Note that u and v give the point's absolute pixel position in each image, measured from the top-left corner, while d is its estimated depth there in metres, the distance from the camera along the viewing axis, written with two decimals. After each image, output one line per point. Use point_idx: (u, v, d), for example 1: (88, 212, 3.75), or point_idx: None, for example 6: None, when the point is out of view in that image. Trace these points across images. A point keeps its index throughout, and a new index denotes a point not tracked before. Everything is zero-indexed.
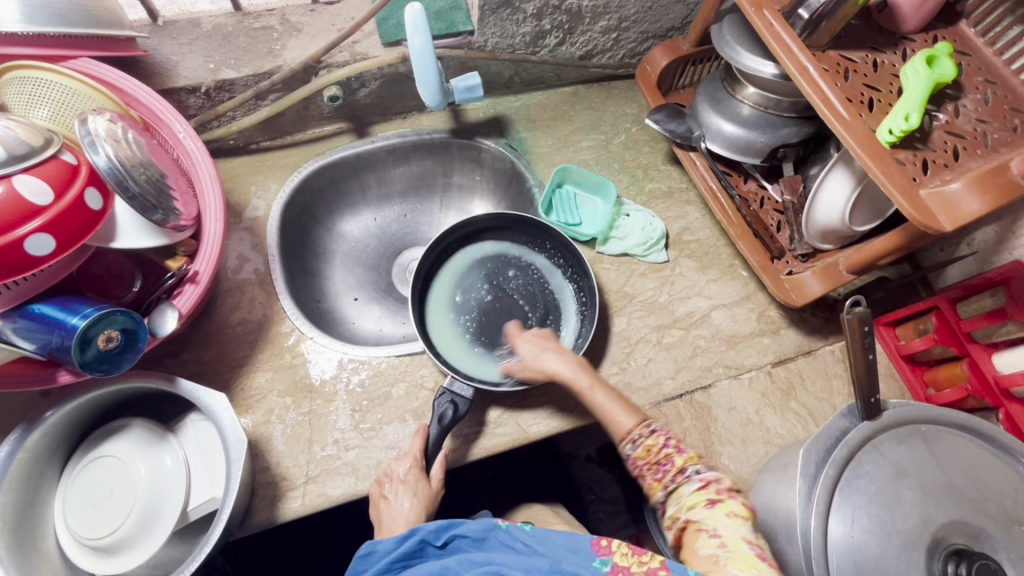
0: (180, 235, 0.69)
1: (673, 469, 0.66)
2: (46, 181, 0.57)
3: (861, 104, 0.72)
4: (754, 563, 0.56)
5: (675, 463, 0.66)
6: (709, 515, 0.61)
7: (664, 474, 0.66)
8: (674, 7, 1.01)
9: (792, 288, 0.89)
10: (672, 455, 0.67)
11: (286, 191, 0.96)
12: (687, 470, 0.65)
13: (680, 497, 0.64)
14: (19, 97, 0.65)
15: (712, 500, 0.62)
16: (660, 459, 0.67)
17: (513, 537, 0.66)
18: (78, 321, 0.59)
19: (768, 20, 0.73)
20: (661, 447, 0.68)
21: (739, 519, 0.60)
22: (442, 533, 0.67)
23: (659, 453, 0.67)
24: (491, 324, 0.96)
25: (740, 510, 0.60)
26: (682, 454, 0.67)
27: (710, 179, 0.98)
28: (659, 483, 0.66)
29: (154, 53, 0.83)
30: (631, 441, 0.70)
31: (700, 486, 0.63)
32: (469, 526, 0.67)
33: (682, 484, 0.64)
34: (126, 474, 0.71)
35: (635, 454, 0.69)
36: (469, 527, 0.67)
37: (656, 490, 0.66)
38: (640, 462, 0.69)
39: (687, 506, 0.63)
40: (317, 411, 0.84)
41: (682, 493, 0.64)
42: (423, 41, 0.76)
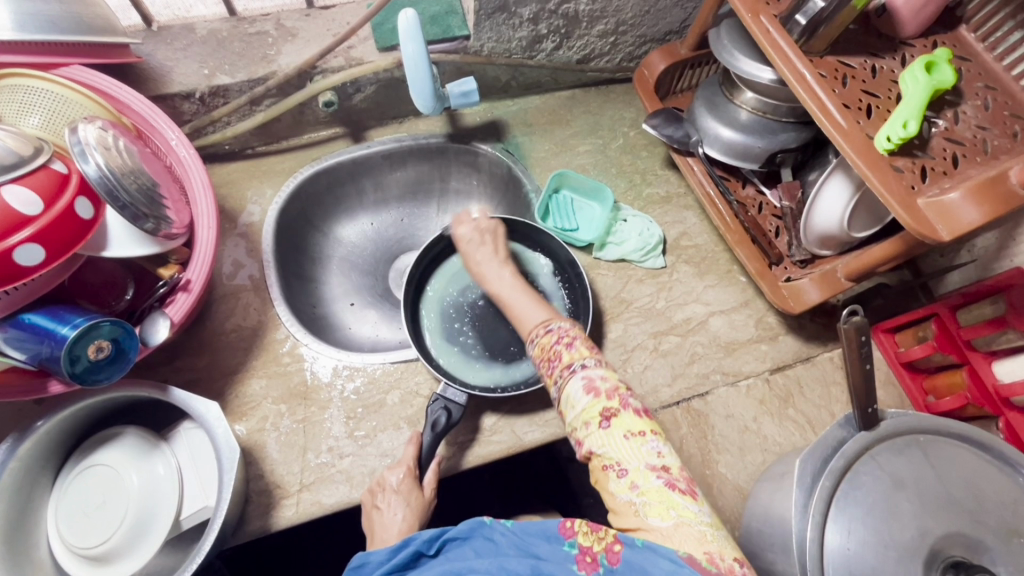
0: (172, 243, 0.69)
1: (561, 366, 0.69)
2: (35, 191, 0.57)
3: (858, 111, 0.71)
4: (670, 503, 0.60)
5: (563, 358, 0.70)
6: (610, 440, 0.64)
7: (555, 370, 0.70)
8: (672, 11, 1.00)
9: (790, 295, 0.89)
10: (561, 351, 0.70)
11: (282, 196, 0.96)
12: (573, 366, 0.69)
13: (574, 403, 0.67)
14: (7, 105, 0.64)
15: (608, 414, 0.65)
16: (552, 355, 0.71)
17: (494, 533, 0.62)
18: (68, 331, 0.59)
19: (765, 26, 0.73)
20: (553, 344, 0.71)
21: (638, 439, 0.64)
22: (434, 541, 0.63)
23: (552, 350, 0.71)
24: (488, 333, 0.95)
25: (635, 427, 0.65)
26: (572, 350, 0.70)
27: (708, 184, 0.98)
28: (552, 377, 0.71)
29: (148, 59, 0.83)
30: (531, 338, 0.74)
31: (586, 388, 0.67)
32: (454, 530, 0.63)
33: (569, 380, 0.68)
34: (118, 483, 0.71)
35: (533, 351, 0.73)
36: (455, 529, 0.63)
37: (551, 385, 0.71)
38: (538, 359, 0.73)
39: (583, 419, 0.66)
40: (311, 418, 0.83)
41: (570, 393, 0.68)
42: (416, 48, 0.75)
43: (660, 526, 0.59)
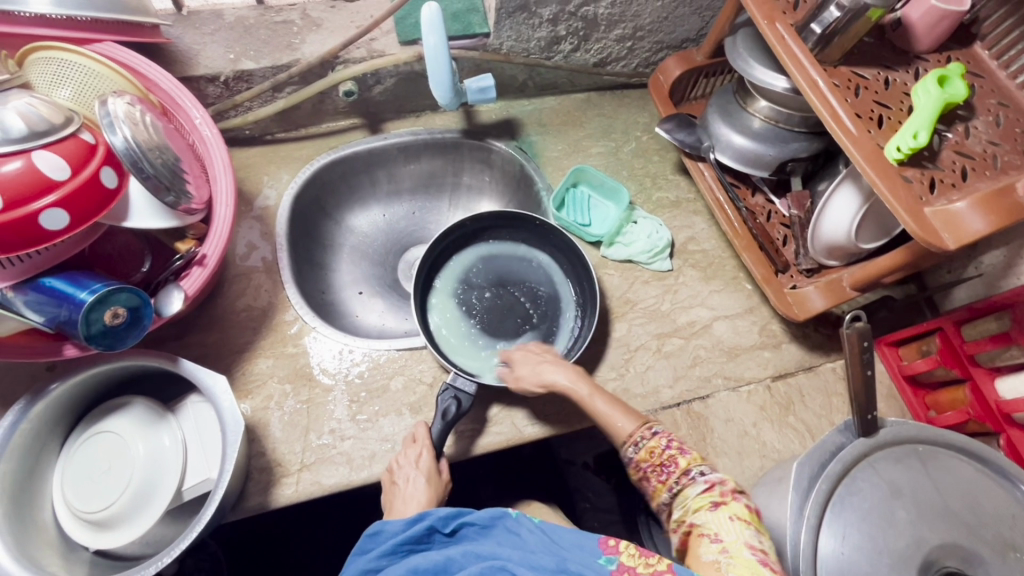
0: (191, 218, 0.70)
1: (677, 470, 0.71)
2: (64, 158, 0.59)
3: (870, 120, 0.72)
4: (757, 570, 0.58)
5: (679, 464, 0.71)
6: (711, 518, 0.64)
7: (669, 475, 0.71)
8: (690, 19, 1.01)
9: (795, 302, 0.89)
10: (676, 456, 0.71)
11: (297, 182, 0.98)
12: (691, 472, 0.70)
13: (686, 497, 0.68)
14: (43, 77, 0.66)
15: (717, 501, 0.66)
16: (663, 460, 0.72)
17: (520, 527, 0.66)
18: (86, 297, 0.60)
19: (781, 33, 0.74)
20: (664, 449, 0.72)
21: (743, 523, 0.63)
22: (450, 521, 0.67)
23: (661, 454, 0.72)
24: (492, 325, 0.97)
25: (742, 513, 0.65)
26: (686, 455, 0.72)
27: (718, 191, 0.99)
28: (664, 483, 0.71)
29: (177, 41, 0.86)
30: (633, 443, 0.74)
31: (705, 488, 0.68)
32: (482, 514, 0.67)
33: (687, 485, 0.69)
34: (124, 451, 0.72)
35: (638, 457, 0.73)
36: (475, 516, 0.67)
37: (662, 491, 0.71)
38: (643, 463, 0.73)
39: (693, 506, 0.67)
40: (315, 400, 0.85)
41: (687, 494, 0.68)
42: (438, 40, 0.76)
43: None
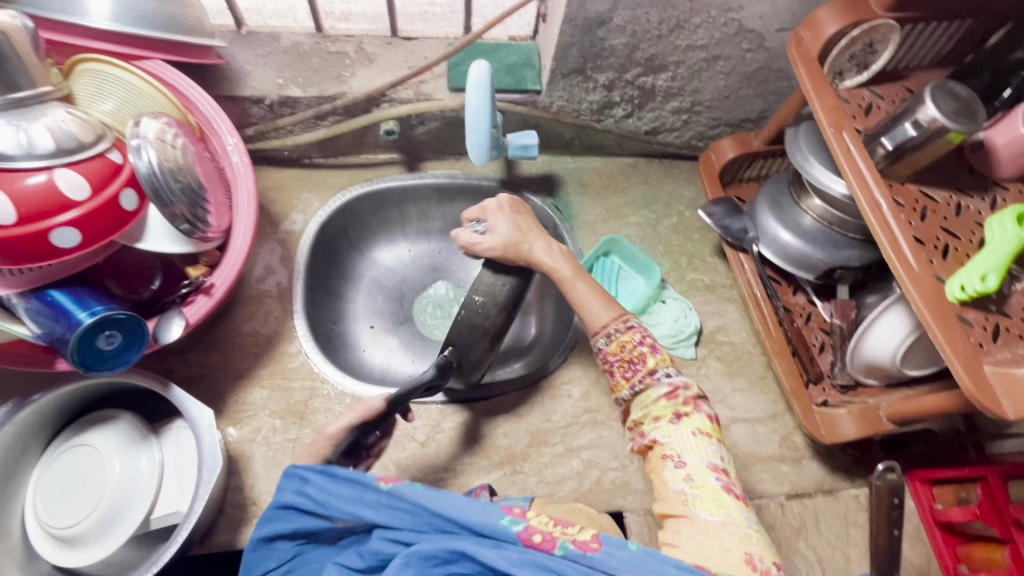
0: (206, 246, 0.69)
1: (643, 369, 0.68)
2: (86, 178, 0.58)
3: (934, 250, 0.66)
4: (722, 502, 0.59)
5: (647, 362, 0.68)
6: (675, 436, 0.64)
7: (636, 372, 0.68)
8: (752, 101, 0.96)
9: (822, 423, 0.82)
10: (645, 354, 0.68)
11: (327, 210, 0.97)
12: (657, 373, 0.67)
13: (650, 400, 0.66)
14: (86, 89, 0.67)
15: (679, 413, 0.65)
16: (633, 356, 0.68)
17: (404, 495, 0.57)
18: (85, 318, 0.59)
19: (847, 144, 0.67)
20: (635, 345, 0.69)
21: (704, 439, 0.64)
22: (323, 483, 0.59)
23: (633, 350, 0.68)
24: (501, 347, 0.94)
25: (704, 428, 0.65)
26: (655, 355, 0.68)
27: (756, 285, 0.92)
28: (627, 379, 0.68)
29: (230, 60, 0.87)
30: (606, 335, 0.70)
31: (667, 393, 0.66)
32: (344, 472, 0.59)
33: (651, 385, 0.67)
34: (100, 467, 0.71)
35: (608, 349, 0.70)
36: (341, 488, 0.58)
37: (624, 387, 0.69)
38: (613, 356, 0.70)
39: (654, 415, 0.66)
40: (302, 440, 0.82)
41: (650, 396, 0.66)
42: (482, 99, 0.72)
43: (708, 519, 0.58)
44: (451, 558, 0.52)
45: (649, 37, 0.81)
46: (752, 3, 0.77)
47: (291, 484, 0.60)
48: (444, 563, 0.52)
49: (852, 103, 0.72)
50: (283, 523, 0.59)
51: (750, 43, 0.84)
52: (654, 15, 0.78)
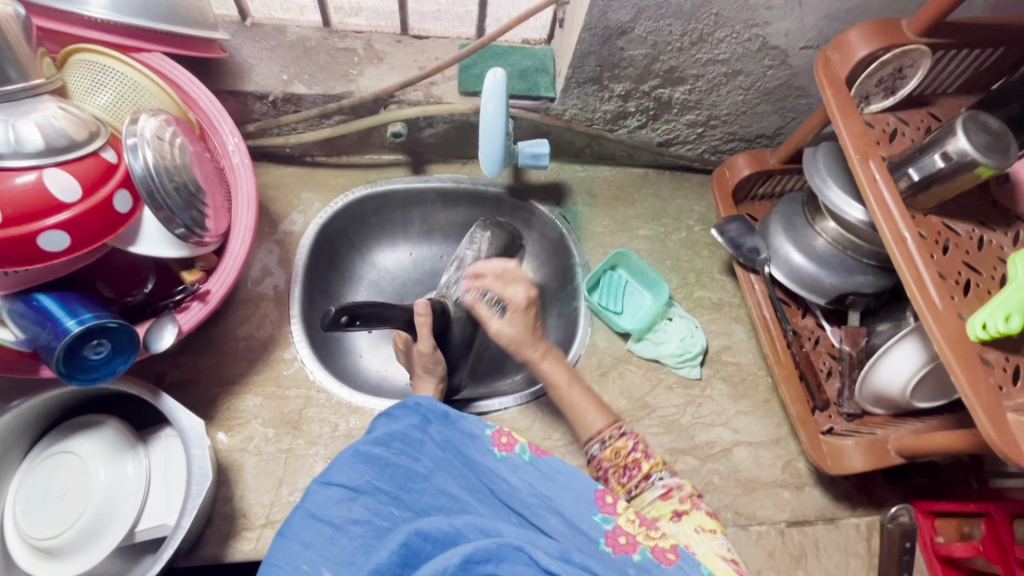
0: (202, 250, 0.66)
1: (638, 475, 0.70)
2: (78, 178, 0.55)
3: (955, 285, 0.64)
4: None
5: (641, 468, 0.70)
6: (679, 531, 0.64)
7: (631, 479, 0.70)
8: (769, 116, 0.93)
9: (829, 452, 0.80)
10: (639, 459, 0.71)
11: (328, 211, 0.94)
12: (651, 477, 0.69)
13: (645, 503, 0.68)
14: (80, 81, 0.64)
15: (678, 512, 0.66)
16: (627, 463, 0.71)
17: (511, 468, 0.67)
18: (72, 326, 0.56)
19: (873, 173, 0.65)
20: (629, 451, 0.71)
21: (708, 535, 0.63)
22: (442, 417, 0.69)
23: (626, 456, 0.71)
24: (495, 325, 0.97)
25: (706, 525, 0.65)
26: (648, 459, 0.71)
27: (766, 307, 0.90)
28: (621, 485, 0.71)
29: (233, 54, 0.84)
30: (600, 440, 0.74)
31: (661, 495, 0.68)
32: (467, 423, 0.69)
33: (647, 489, 0.69)
34: (84, 476, 0.68)
35: (602, 455, 0.73)
36: (466, 425, 0.69)
37: (620, 494, 0.71)
38: (606, 462, 0.72)
39: (654, 516, 0.67)
40: (295, 451, 0.79)
41: (646, 498, 0.68)
42: (497, 109, 0.70)
43: None
44: (502, 557, 0.54)
45: (670, 49, 0.78)
46: (778, 19, 0.74)
47: (415, 412, 0.69)
48: (491, 563, 0.54)
49: (876, 128, 0.70)
50: (382, 451, 0.64)
51: (773, 60, 0.81)
52: (677, 27, 0.75)
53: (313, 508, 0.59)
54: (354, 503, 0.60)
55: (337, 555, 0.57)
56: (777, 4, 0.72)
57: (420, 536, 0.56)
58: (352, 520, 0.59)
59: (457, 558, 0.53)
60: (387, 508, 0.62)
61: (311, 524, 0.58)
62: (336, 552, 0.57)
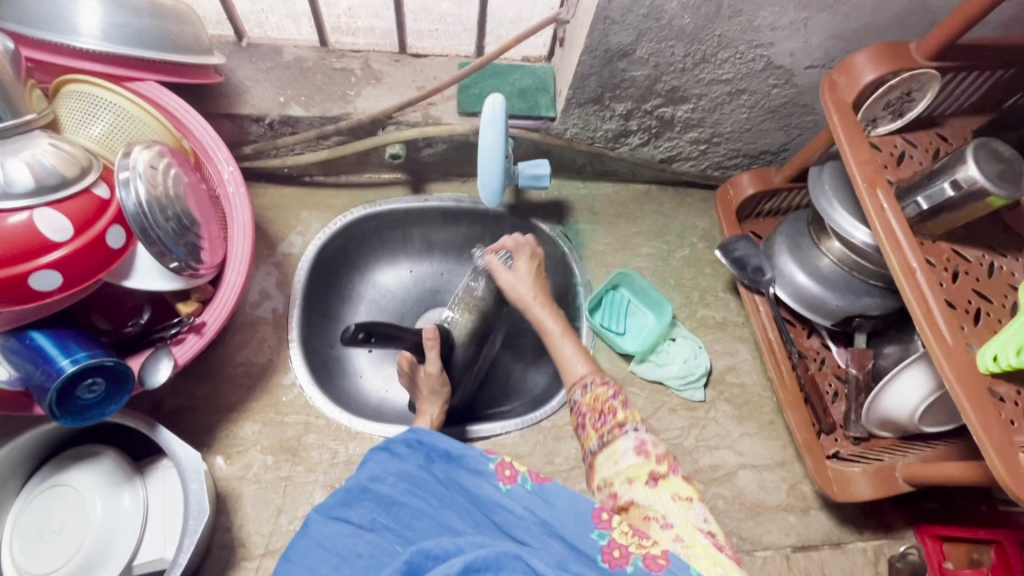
0: (197, 281, 0.66)
1: (612, 422, 0.66)
2: (69, 217, 0.55)
3: (965, 314, 0.62)
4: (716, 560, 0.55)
5: (617, 416, 0.66)
6: (654, 498, 0.60)
7: (603, 424, 0.66)
8: (773, 133, 0.91)
9: (836, 479, 0.79)
10: (616, 407, 0.66)
11: (327, 232, 0.93)
12: (626, 426, 0.65)
13: (618, 459, 0.64)
14: (73, 113, 0.63)
15: (655, 475, 0.62)
16: (604, 409, 0.67)
17: (517, 500, 0.61)
18: (66, 365, 0.55)
19: (880, 201, 0.63)
20: (608, 399, 0.67)
21: (684, 504, 0.60)
22: (447, 458, 0.66)
23: (604, 402, 0.67)
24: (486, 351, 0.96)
25: (682, 492, 0.61)
26: (626, 409, 0.67)
27: (771, 329, 0.88)
28: (596, 431, 0.67)
29: (230, 76, 0.83)
30: (581, 386, 0.70)
31: (636, 448, 0.63)
32: (468, 459, 0.65)
33: (619, 439, 0.65)
34: (80, 509, 0.67)
35: (582, 401, 0.69)
36: (469, 459, 0.65)
37: (593, 438, 0.67)
38: (584, 409, 0.68)
39: (627, 475, 0.62)
40: (295, 479, 0.78)
41: (618, 450, 0.64)
42: (497, 137, 0.69)
43: None
44: (502, 565, 0.51)
45: (672, 70, 0.77)
46: (782, 40, 0.73)
47: (417, 450, 0.66)
48: (490, 572, 0.50)
49: (883, 151, 0.68)
50: (387, 487, 0.63)
51: (777, 79, 0.79)
52: (679, 49, 0.74)
53: (323, 538, 0.58)
54: (360, 537, 0.58)
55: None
56: (782, 26, 0.71)
57: (422, 554, 0.52)
58: (357, 552, 0.57)
59: (456, 567, 0.49)
60: (388, 543, 0.58)
61: (319, 552, 0.57)
62: None
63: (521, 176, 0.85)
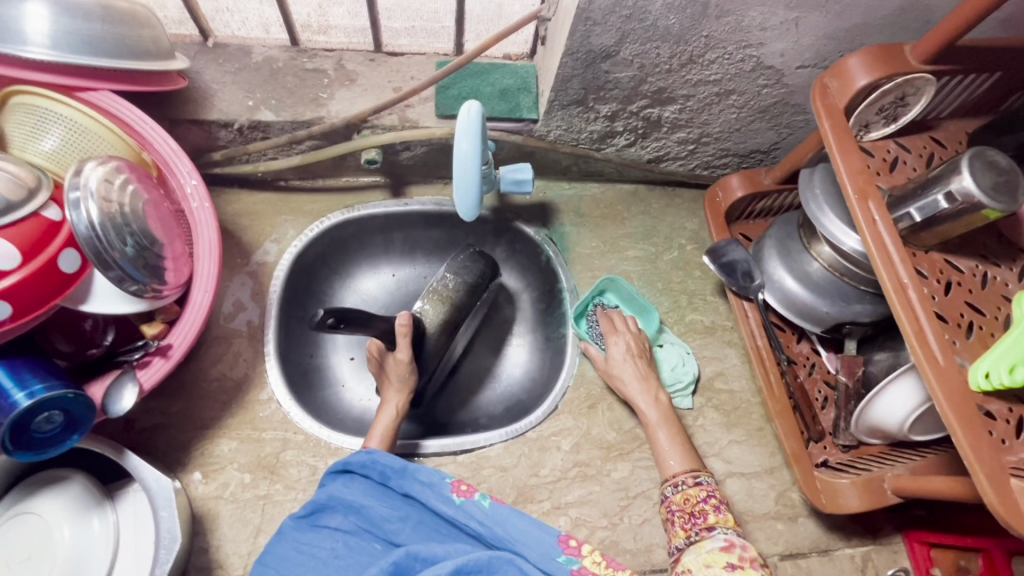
0: (161, 301, 0.63)
1: (702, 524, 0.67)
2: (15, 243, 0.52)
3: (957, 328, 0.60)
4: None
5: (707, 518, 0.67)
6: None
7: (693, 526, 0.68)
8: (764, 133, 0.88)
9: (823, 489, 0.78)
10: (707, 510, 0.68)
11: (304, 239, 0.90)
12: (714, 529, 0.66)
13: (698, 550, 0.64)
14: (21, 127, 0.61)
15: (732, 565, 0.60)
16: (694, 510, 0.69)
17: (470, 515, 0.62)
18: (21, 399, 0.53)
19: (872, 214, 0.61)
20: (699, 500, 0.69)
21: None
22: (400, 474, 0.65)
23: (695, 504, 0.69)
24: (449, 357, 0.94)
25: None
26: (718, 513, 0.68)
27: (759, 337, 0.86)
28: (684, 531, 0.68)
29: (195, 79, 0.79)
30: (673, 484, 0.73)
31: (721, 546, 0.63)
32: (422, 473, 0.64)
33: (705, 538, 0.65)
34: (47, 538, 0.65)
35: (673, 498, 0.72)
36: (423, 475, 0.64)
37: (681, 538, 0.68)
38: (674, 505, 0.71)
39: (704, 563, 0.62)
40: (273, 497, 0.76)
41: (703, 546, 0.64)
42: (472, 146, 0.66)
43: None
44: (492, 569, 0.55)
45: (658, 71, 0.74)
46: (772, 40, 0.70)
47: (371, 469, 0.64)
48: (482, 574, 0.55)
49: (876, 157, 0.66)
50: (351, 493, 0.64)
51: (767, 79, 0.76)
52: (665, 50, 0.70)
53: (301, 543, 0.61)
54: (338, 541, 0.62)
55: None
56: (771, 25, 0.67)
57: (410, 556, 0.57)
58: (334, 553, 0.62)
59: (447, 569, 0.53)
60: (369, 540, 0.63)
61: (295, 555, 0.61)
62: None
63: (501, 184, 0.82)
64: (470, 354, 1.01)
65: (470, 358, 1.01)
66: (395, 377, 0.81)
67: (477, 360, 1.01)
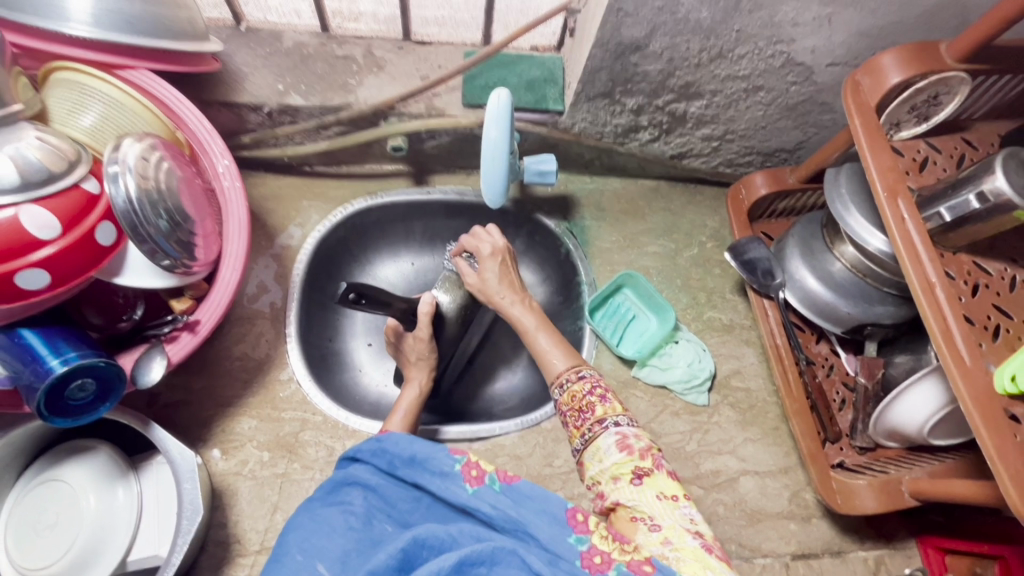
0: (190, 278, 0.64)
1: (592, 418, 0.65)
2: (56, 214, 0.53)
3: (984, 331, 0.59)
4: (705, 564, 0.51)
5: (595, 412, 0.65)
6: (639, 498, 0.58)
7: (584, 421, 0.66)
8: (789, 131, 0.88)
9: (839, 490, 0.77)
10: (594, 403, 0.66)
11: (327, 224, 0.91)
12: (605, 422, 0.64)
13: (602, 457, 0.62)
14: (61, 104, 0.62)
15: (639, 472, 0.60)
16: (582, 406, 0.67)
17: (483, 501, 0.57)
18: (56, 366, 0.54)
19: (901, 212, 0.60)
20: (585, 395, 0.67)
21: (670, 503, 0.57)
22: (409, 466, 0.61)
23: (581, 400, 0.67)
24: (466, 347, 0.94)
25: (667, 489, 0.59)
26: (604, 404, 0.66)
27: (779, 334, 0.86)
28: (578, 429, 0.66)
29: (227, 63, 0.80)
30: (559, 384, 0.70)
31: (616, 443, 0.62)
32: (434, 462, 0.61)
33: (600, 435, 0.64)
34: (72, 505, 0.66)
35: (560, 400, 0.69)
36: (435, 462, 0.60)
37: (576, 438, 0.66)
38: (565, 407, 0.68)
39: (612, 474, 0.61)
40: (291, 476, 0.78)
41: (600, 447, 0.63)
42: (500, 133, 0.66)
43: None
44: (496, 560, 0.50)
45: (686, 65, 0.74)
46: (804, 36, 0.69)
47: (382, 457, 0.62)
48: (485, 566, 0.49)
49: (905, 156, 0.65)
50: (367, 473, 0.62)
51: (796, 77, 0.76)
52: (694, 44, 0.70)
53: (316, 513, 0.57)
54: (351, 514, 0.57)
55: (331, 552, 0.53)
56: (804, 21, 0.67)
57: (417, 543, 0.52)
58: (349, 527, 0.56)
59: (451, 561, 0.48)
60: (380, 521, 0.58)
61: (310, 525, 0.55)
62: (331, 549, 0.53)
63: (522, 169, 0.82)
64: (486, 344, 1.02)
65: (486, 349, 1.01)
66: (414, 355, 0.83)
67: (495, 349, 1.02)
